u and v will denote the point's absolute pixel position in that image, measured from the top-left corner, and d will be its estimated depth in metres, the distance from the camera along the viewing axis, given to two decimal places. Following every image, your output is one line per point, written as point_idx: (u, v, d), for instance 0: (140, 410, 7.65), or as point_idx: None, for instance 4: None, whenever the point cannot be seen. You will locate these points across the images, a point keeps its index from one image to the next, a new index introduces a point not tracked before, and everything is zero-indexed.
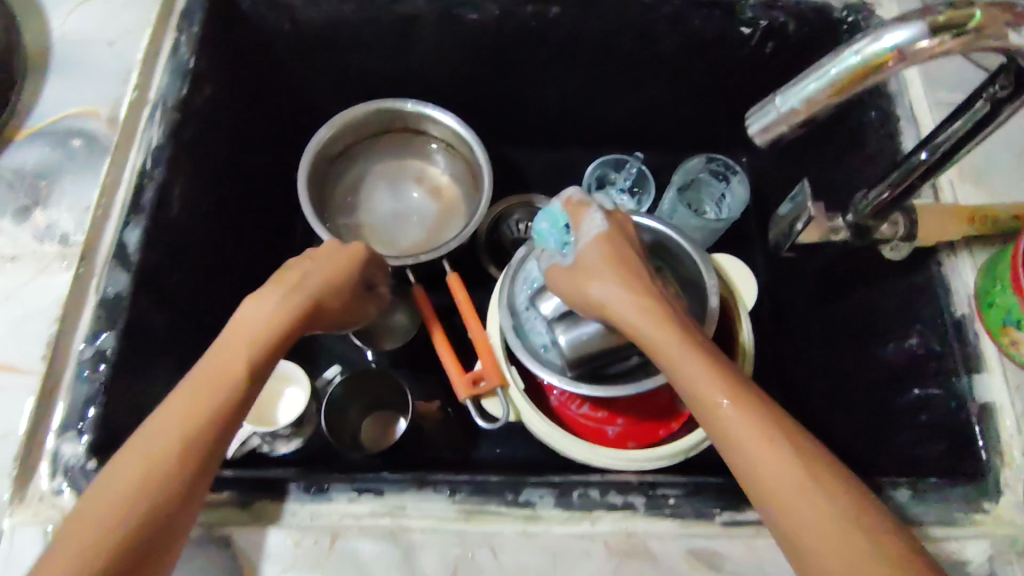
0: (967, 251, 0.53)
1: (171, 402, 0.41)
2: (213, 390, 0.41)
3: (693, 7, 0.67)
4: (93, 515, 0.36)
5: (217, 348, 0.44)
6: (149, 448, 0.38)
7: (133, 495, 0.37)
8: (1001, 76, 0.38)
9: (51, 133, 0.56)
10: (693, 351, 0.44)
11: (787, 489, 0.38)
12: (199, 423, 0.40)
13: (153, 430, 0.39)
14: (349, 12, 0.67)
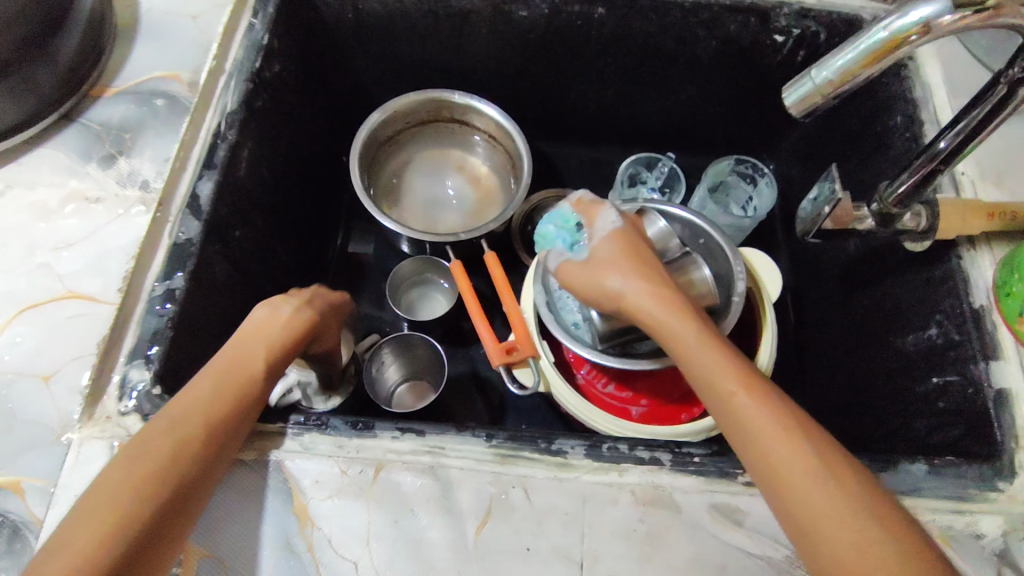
0: (988, 246, 0.58)
1: (193, 386, 0.46)
2: (233, 382, 0.47)
3: (731, 13, 0.70)
4: (131, 472, 0.41)
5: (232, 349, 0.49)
6: (179, 422, 0.44)
7: (165, 468, 0.42)
8: (1017, 59, 0.42)
9: (137, 94, 0.61)
10: (705, 342, 0.47)
11: (798, 472, 0.42)
12: (222, 410, 0.46)
13: (185, 408, 0.45)
14: (408, 4, 0.73)
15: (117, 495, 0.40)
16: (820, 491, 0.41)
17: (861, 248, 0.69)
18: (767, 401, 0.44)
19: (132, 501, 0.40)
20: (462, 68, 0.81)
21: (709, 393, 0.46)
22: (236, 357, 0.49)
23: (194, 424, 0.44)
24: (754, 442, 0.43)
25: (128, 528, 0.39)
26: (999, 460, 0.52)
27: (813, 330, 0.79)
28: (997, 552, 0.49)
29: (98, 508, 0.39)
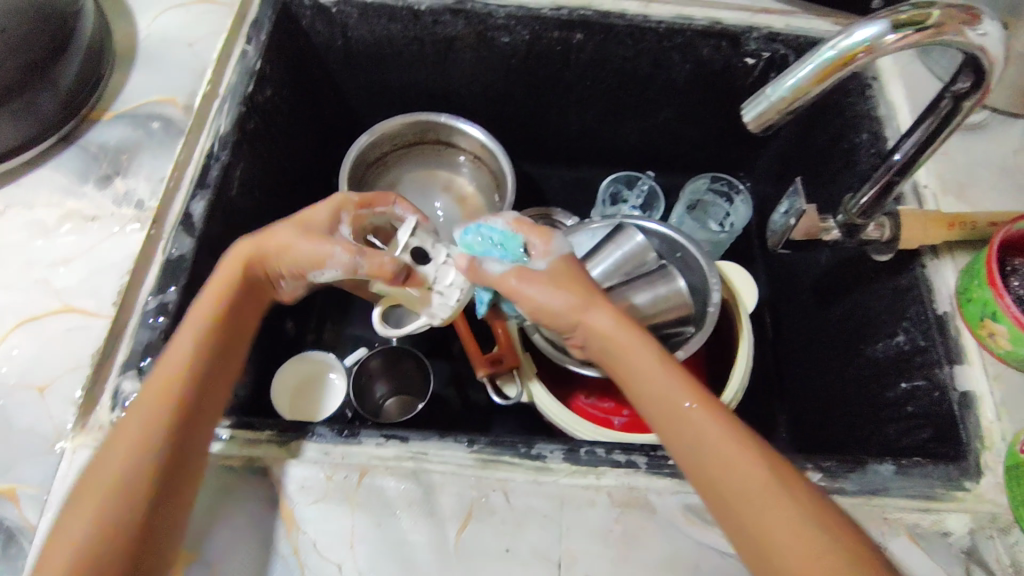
0: (950, 256, 0.61)
1: (171, 349, 0.49)
2: (202, 334, 0.50)
3: (703, 37, 0.74)
4: (127, 433, 0.44)
5: (202, 305, 0.52)
6: (163, 381, 0.47)
7: (147, 439, 0.44)
8: (959, 76, 0.45)
9: (134, 117, 0.64)
10: (660, 364, 0.49)
11: (747, 482, 0.43)
12: (196, 364, 0.49)
13: (166, 369, 0.48)
14: (395, 31, 0.76)
15: (120, 454, 0.44)
16: (769, 501, 0.42)
17: (832, 259, 0.72)
18: (720, 419, 0.46)
19: (134, 459, 0.44)
20: (448, 92, 0.84)
21: (663, 410, 0.48)
22: (206, 313, 0.51)
23: (175, 387, 0.47)
24: (705, 455, 0.45)
25: (133, 485, 0.43)
26: (965, 460, 0.54)
27: (791, 341, 0.81)
28: (965, 550, 0.50)
29: (106, 469, 0.43)
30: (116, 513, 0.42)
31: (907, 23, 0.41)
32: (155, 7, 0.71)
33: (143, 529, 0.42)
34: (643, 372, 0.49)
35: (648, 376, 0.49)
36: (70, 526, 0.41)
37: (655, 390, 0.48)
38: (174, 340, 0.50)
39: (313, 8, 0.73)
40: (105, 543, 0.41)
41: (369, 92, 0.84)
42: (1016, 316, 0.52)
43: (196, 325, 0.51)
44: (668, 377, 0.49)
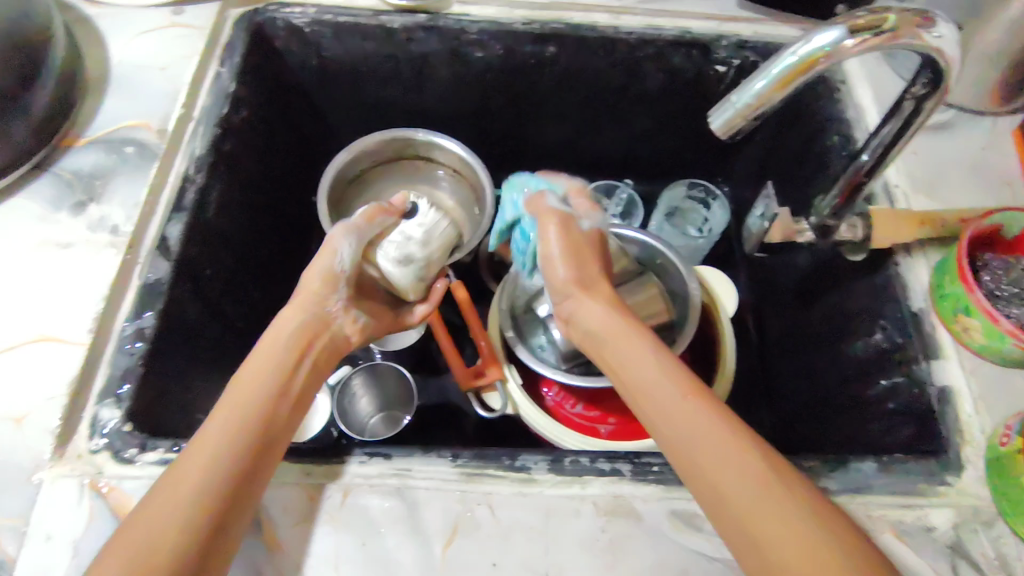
0: (922, 253, 0.62)
1: (249, 368, 0.51)
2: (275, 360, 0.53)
3: (674, 46, 0.75)
4: (217, 436, 0.45)
5: (274, 334, 0.55)
6: (242, 396, 0.49)
7: (239, 428, 0.46)
8: (918, 78, 0.47)
9: (107, 142, 0.64)
10: (655, 357, 0.50)
11: (746, 483, 0.42)
12: (273, 386, 0.50)
13: (245, 386, 0.50)
14: (369, 49, 0.76)
15: (206, 452, 0.44)
16: (761, 497, 0.41)
17: (809, 260, 0.73)
18: (715, 411, 0.46)
19: (221, 457, 0.44)
20: (424, 108, 0.85)
21: (656, 404, 0.48)
22: (280, 342, 0.54)
23: (258, 405, 0.48)
24: (697, 449, 0.44)
25: (218, 482, 0.43)
26: (946, 454, 0.54)
27: (773, 343, 0.81)
28: (950, 545, 0.51)
29: (192, 463, 0.43)
30: (196, 508, 0.41)
31: (864, 29, 0.41)
32: (127, 32, 0.71)
33: (217, 527, 0.42)
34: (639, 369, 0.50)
35: (641, 374, 0.50)
36: (149, 517, 0.40)
37: (650, 388, 0.49)
38: (250, 360, 0.52)
39: (287, 29, 0.73)
40: (182, 536, 0.40)
41: (346, 110, 0.85)
42: (987, 310, 0.53)
43: (271, 352, 0.53)
44: (662, 373, 0.49)
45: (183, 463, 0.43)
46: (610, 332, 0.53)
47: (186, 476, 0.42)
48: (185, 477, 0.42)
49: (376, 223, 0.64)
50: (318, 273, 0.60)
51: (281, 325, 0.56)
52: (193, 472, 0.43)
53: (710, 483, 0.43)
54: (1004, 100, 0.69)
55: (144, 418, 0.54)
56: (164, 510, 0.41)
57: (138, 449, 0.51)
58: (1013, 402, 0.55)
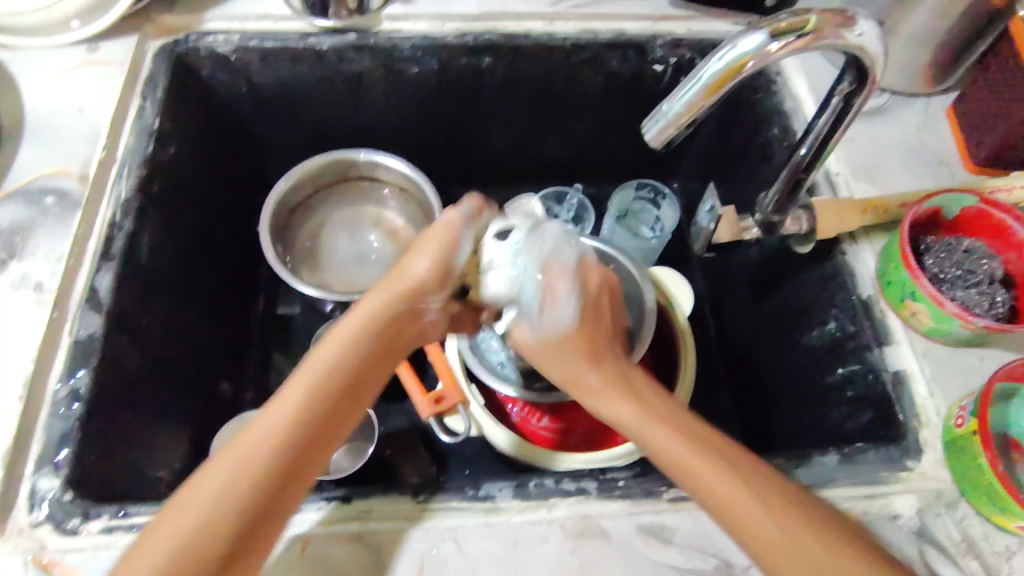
0: (867, 239, 0.63)
1: (330, 347, 0.47)
2: (357, 339, 0.48)
3: (610, 49, 0.74)
4: (273, 420, 0.44)
5: (361, 315, 0.49)
6: (317, 381, 0.46)
7: (275, 446, 0.43)
8: (846, 74, 0.48)
9: (27, 194, 0.61)
10: (651, 411, 0.47)
11: (754, 511, 0.42)
12: (346, 374, 0.47)
13: (323, 370, 0.46)
14: (301, 73, 0.74)
15: (258, 439, 0.43)
16: (775, 519, 0.41)
17: (760, 253, 0.73)
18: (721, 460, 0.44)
19: (269, 452, 0.43)
20: (364, 127, 0.83)
21: (672, 458, 0.45)
22: (363, 317, 0.49)
23: (329, 398, 0.46)
24: (711, 491, 0.43)
25: (267, 481, 0.42)
26: (905, 439, 0.55)
27: (733, 336, 0.82)
28: (915, 530, 0.51)
29: (245, 449, 0.43)
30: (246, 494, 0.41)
31: (787, 31, 0.41)
32: (40, 73, 0.67)
33: (256, 518, 0.42)
34: (653, 429, 0.47)
35: (651, 433, 0.46)
36: (200, 487, 0.42)
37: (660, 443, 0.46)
38: (334, 336, 0.48)
39: (211, 58, 0.71)
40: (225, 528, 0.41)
41: (284, 135, 0.82)
42: (933, 295, 0.54)
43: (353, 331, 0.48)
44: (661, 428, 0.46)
45: (244, 441, 0.43)
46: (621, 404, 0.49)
47: (234, 459, 0.42)
48: (239, 459, 0.42)
49: (489, 219, 0.53)
50: (420, 265, 0.51)
51: (367, 300, 0.50)
52: (243, 459, 0.42)
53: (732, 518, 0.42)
54: (935, 81, 0.70)
55: (87, 483, 0.51)
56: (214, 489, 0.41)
57: (82, 518, 0.48)
58: (965, 381, 0.56)
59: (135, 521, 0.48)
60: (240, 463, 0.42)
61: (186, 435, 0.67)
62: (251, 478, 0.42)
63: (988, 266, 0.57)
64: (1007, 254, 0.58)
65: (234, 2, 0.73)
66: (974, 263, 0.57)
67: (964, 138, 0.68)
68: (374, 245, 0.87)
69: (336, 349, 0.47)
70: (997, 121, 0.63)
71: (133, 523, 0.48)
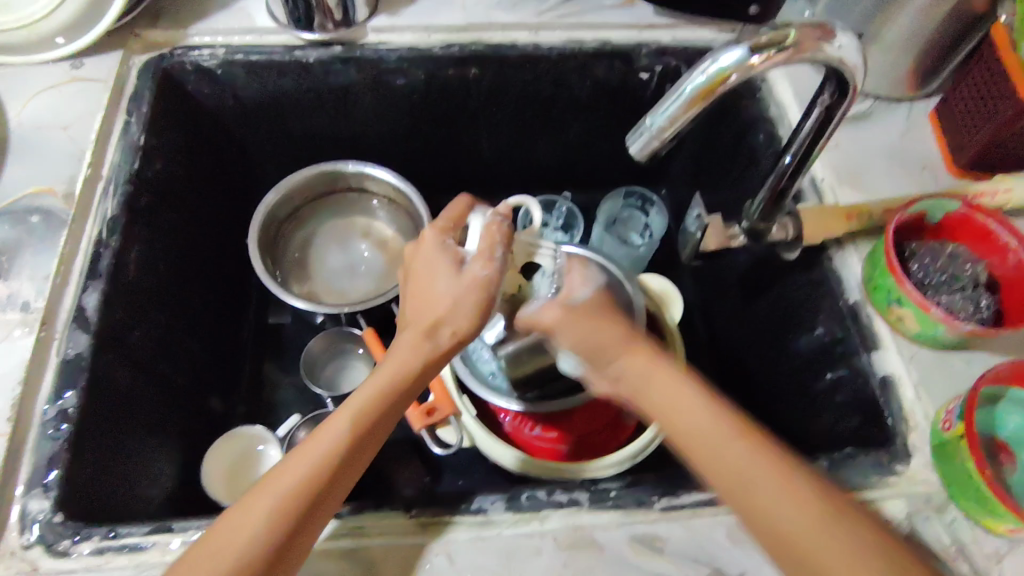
0: (853, 244, 0.63)
1: (364, 386, 0.48)
2: (395, 380, 0.49)
3: (596, 58, 0.75)
4: (310, 455, 0.45)
5: (400, 355, 0.49)
6: (357, 418, 0.47)
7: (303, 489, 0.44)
8: (827, 86, 0.48)
9: (12, 213, 0.60)
10: (694, 402, 0.47)
11: (799, 524, 0.41)
12: (382, 412, 0.48)
13: (361, 409, 0.47)
14: (287, 85, 0.74)
15: (299, 475, 0.45)
16: (808, 509, 0.41)
17: (748, 259, 0.74)
18: (769, 452, 0.44)
19: (304, 487, 0.44)
20: (352, 138, 0.83)
21: (715, 452, 0.45)
22: (402, 357, 0.49)
23: (365, 432, 0.47)
24: (753, 484, 0.43)
25: (296, 516, 0.44)
26: (894, 444, 0.55)
27: (724, 341, 0.82)
28: (905, 534, 0.52)
29: (286, 484, 0.44)
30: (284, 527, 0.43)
31: (768, 44, 0.42)
32: (24, 91, 0.67)
33: (291, 546, 0.43)
34: (693, 420, 0.46)
35: (694, 424, 0.46)
36: (242, 519, 0.43)
37: (704, 439, 0.45)
38: (372, 376, 0.49)
39: (197, 72, 0.71)
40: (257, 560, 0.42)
41: (271, 146, 0.82)
42: (918, 301, 0.54)
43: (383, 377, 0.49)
44: (705, 417, 0.46)
45: (285, 475, 0.45)
46: (651, 389, 0.48)
47: (274, 496, 0.44)
48: (279, 494, 0.44)
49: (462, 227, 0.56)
50: (445, 287, 0.50)
51: (401, 340, 0.50)
52: (284, 495, 0.44)
53: (764, 510, 0.42)
54: (917, 86, 0.70)
55: (77, 505, 0.51)
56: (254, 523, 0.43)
57: (73, 539, 0.48)
58: (952, 385, 0.57)
59: (127, 542, 0.48)
60: (281, 497, 0.44)
61: (177, 451, 0.67)
62: (290, 511, 0.43)
63: (972, 270, 0.58)
64: (990, 258, 0.58)
65: (219, 16, 0.72)
66: (958, 268, 0.58)
67: (947, 143, 0.69)
68: (364, 255, 0.87)
69: (374, 388, 0.48)
70: (979, 125, 0.64)
71: (125, 544, 0.48)
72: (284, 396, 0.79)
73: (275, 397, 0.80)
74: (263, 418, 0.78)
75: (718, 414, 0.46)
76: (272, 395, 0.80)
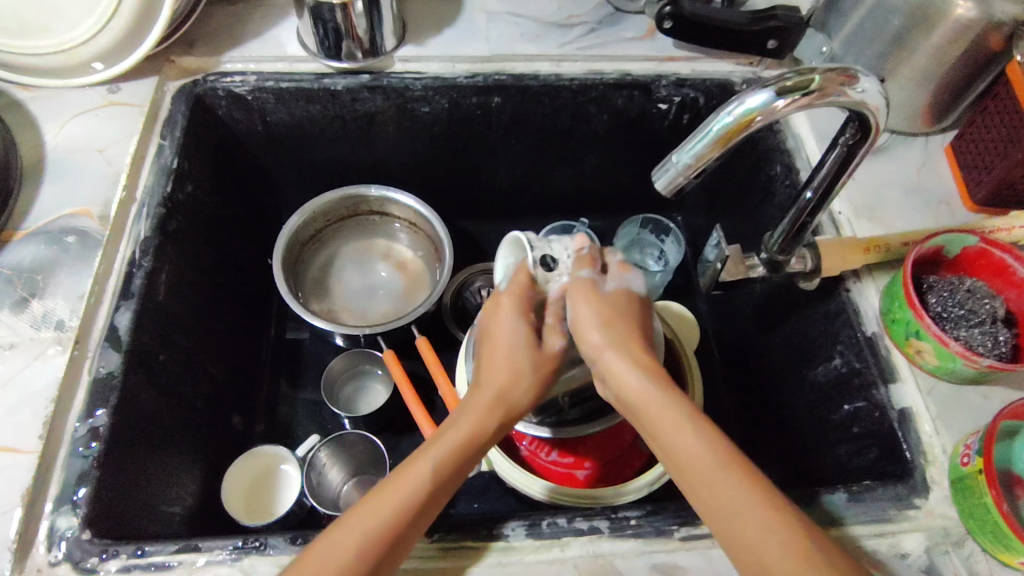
0: (870, 277, 0.64)
1: (464, 416, 0.51)
2: (484, 421, 0.51)
3: (616, 89, 0.77)
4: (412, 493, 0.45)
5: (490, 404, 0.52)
6: (456, 444, 0.49)
7: (404, 501, 0.45)
8: (850, 126, 0.49)
9: (47, 233, 0.61)
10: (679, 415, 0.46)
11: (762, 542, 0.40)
12: (476, 442, 0.50)
13: (448, 444, 0.48)
14: (314, 111, 0.76)
15: (406, 494, 0.45)
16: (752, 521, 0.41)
17: (766, 289, 0.75)
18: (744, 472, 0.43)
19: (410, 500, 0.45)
20: (376, 163, 0.85)
21: (694, 472, 0.44)
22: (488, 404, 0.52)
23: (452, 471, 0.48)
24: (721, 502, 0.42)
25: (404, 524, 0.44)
26: (912, 477, 0.55)
27: (738, 369, 0.83)
28: (923, 568, 0.51)
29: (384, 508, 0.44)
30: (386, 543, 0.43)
31: (792, 89, 0.43)
32: (63, 114, 0.69)
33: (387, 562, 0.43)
34: (672, 435, 0.46)
35: (684, 450, 0.44)
36: (329, 547, 0.42)
37: (682, 452, 0.45)
38: (455, 424, 0.50)
39: (228, 97, 0.73)
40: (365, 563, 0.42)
41: (297, 170, 0.84)
42: (937, 334, 0.55)
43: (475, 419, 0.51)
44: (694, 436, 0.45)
45: (380, 498, 0.45)
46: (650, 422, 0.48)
47: (375, 513, 0.44)
48: (385, 512, 0.44)
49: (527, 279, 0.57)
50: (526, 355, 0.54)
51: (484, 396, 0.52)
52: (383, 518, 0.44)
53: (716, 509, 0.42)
54: (933, 121, 0.72)
55: (103, 522, 0.52)
56: (353, 541, 0.43)
57: (100, 557, 0.49)
58: (969, 420, 0.57)
59: (153, 560, 0.49)
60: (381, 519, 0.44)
61: (197, 469, 0.67)
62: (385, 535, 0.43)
63: (990, 305, 0.58)
64: (1009, 293, 0.59)
65: (252, 44, 0.75)
66: (976, 303, 0.58)
67: (964, 178, 0.69)
68: (382, 277, 0.88)
69: (468, 423, 0.50)
70: (993, 164, 0.65)
71: (151, 562, 0.49)
72: (302, 414, 0.80)
73: (293, 418, 0.80)
74: (281, 439, 0.78)
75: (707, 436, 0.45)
76: (290, 415, 0.80)
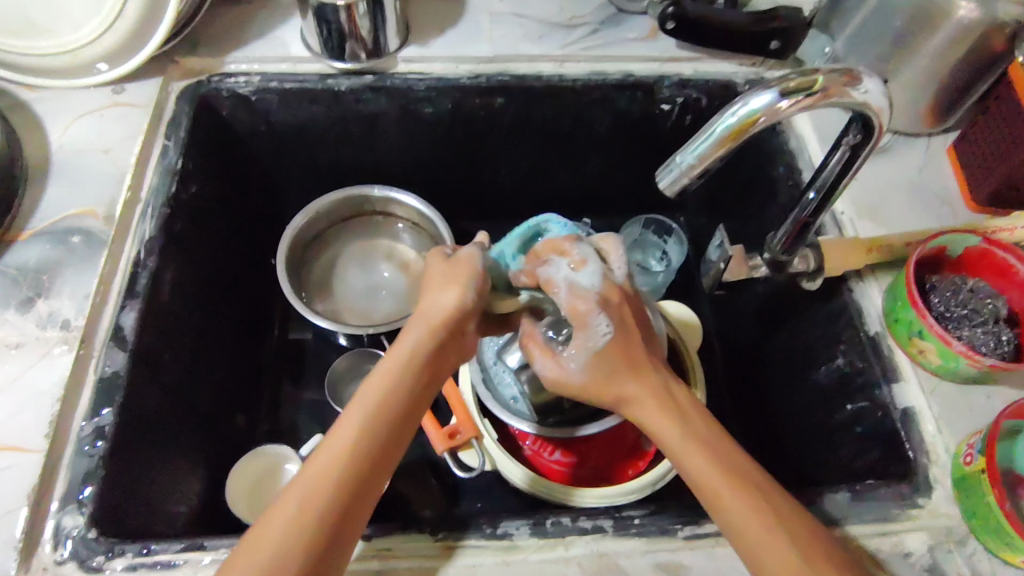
0: (872, 276, 0.64)
1: (384, 367, 0.48)
2: (401, 365, 0.48)
3: (618, 90, 0.77)
4: (340, 447, 0.45)
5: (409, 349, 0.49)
6: (376, 398, 0.47)
7: (334, 469, 0.44)
8: (853, 127, 0.50)
9: (52, 233, 0.62)
10: (693, 441, 0.46)
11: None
12: (397, 390, 0.47)
13: (368, 398, 0.47)
14: (318, 112, 0.77)
15: (330, 460, 0.44)
16: (772, 558, 0.42)
17: (768, 289, 0.75)
18: (757, 500, 0.44)
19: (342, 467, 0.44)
20: (379, 164, 0.85)
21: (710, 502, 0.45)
22: (406, 349, 0.49)
23: (378, 424, 0.46)
24: (740, 534, 0.43)
25: (333, 492, 0.43)
26: (914, 477, 0.56)
27: (740, 369, 0.83)
28: (926, 568, 0.51)
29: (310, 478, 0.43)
30: (319, 515, 0.42)
31: (796, 89, 0.43)
32: (67, 115, 0.69)
33: (330, 532, 0.43)
34: (687, 460, 0.46)
35: (697, 469, 0.45)
36: (268, 525, 0.42)
37: (696, 479, 0.45)
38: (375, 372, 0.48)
39: (232, 98, 0.74)
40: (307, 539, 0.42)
41: (301, 172, 0.85)
42: (940, 333, 0.55)
43: (394, 368, 0.48)
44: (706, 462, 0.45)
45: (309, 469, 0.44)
46: (675, 443, 0.46)
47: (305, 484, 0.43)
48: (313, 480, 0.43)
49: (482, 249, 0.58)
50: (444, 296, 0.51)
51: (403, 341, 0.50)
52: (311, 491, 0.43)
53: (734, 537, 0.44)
54: (936, 121, 0.72)
55: (109, 521, 0.52)
56: (286, 517, 0.42)
57: (106, 556, 0.49)
58: (972, 420, 0.57)
59: (158, 559, 0.49)
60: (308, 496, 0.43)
61: (201, 469, 0.68)
62: (318, 506, 0.43)
63: (992, 305, 0.58)
64: (1012, 293, 0.59)
65: (256, 45, 0.75)
66: (979, 303, 0.58)
67: (966, 179, 0.70)
68: (385, 277, 0.89)
69: (387, 370, 0.48)
70: (995, 164, 0.65)
71: (157, 561, 0.49)
72: (305, 414, 0.80)
73: (296, 417, 0.80)
74: (283, 438, 0.78)
75: (719, 464, 0.45)
76: (292, 415, 0.80)
